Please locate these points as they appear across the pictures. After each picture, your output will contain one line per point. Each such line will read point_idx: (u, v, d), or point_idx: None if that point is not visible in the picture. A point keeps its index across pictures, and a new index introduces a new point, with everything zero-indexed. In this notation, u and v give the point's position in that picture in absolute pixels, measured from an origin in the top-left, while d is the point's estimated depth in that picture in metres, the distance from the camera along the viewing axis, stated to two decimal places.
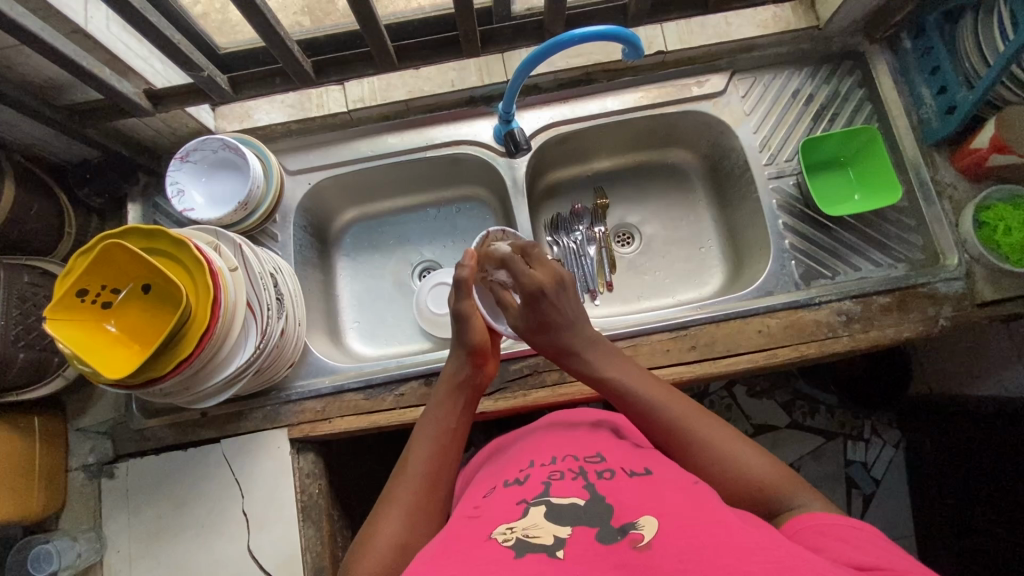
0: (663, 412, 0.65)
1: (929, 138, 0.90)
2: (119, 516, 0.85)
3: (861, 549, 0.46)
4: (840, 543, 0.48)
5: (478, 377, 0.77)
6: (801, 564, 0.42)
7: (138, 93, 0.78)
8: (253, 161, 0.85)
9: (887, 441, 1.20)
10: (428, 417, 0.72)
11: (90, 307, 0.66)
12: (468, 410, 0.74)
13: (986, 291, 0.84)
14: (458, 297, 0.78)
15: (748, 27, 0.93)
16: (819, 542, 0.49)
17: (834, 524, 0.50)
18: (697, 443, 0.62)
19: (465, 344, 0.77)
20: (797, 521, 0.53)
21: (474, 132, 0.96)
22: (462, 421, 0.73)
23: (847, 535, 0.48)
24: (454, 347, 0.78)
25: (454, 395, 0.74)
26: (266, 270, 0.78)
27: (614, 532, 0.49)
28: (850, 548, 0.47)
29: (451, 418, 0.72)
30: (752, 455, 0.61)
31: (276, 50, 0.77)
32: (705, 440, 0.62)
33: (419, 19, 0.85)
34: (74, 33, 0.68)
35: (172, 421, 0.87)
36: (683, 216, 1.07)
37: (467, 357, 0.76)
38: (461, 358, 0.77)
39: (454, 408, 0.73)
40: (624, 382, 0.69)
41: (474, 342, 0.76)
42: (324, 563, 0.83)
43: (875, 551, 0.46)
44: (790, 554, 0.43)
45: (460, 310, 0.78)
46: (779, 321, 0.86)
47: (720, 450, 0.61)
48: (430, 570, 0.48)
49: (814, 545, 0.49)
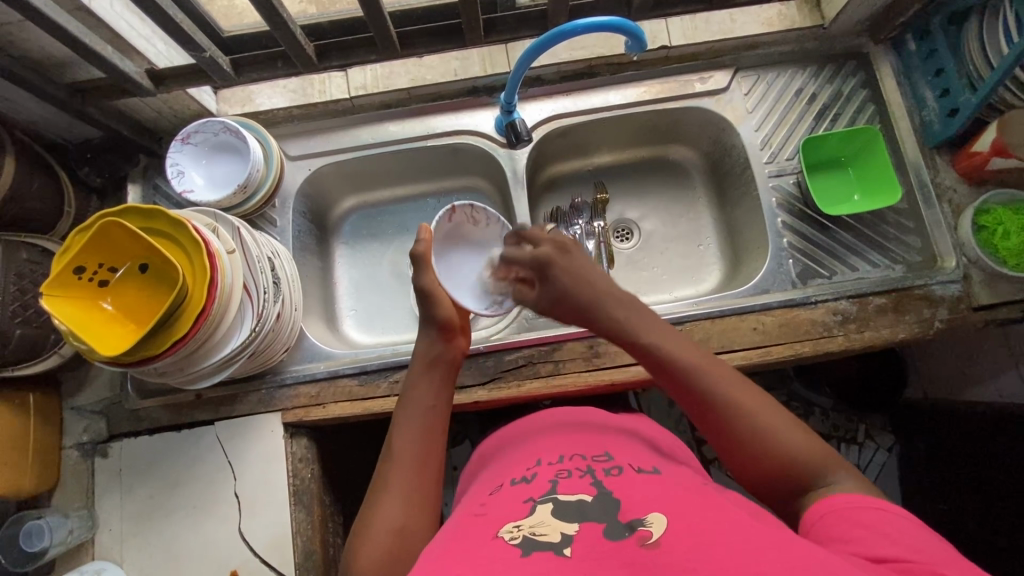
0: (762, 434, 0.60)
1: (930, 140, 0.90)
2: (113, 494, 0.85)
3: (888, 537, 0.47)
4: (866, 530, 0.48)
5: (451, 351, 0.76)
6: (812, 561, 0.42)
7: (140, 73, 0.78)
8: (253, 145, 0.85)
9: (879, 445, 1.20)
10: (407, 399, 0.72)
11: (87, 285, 0.67)
12: (448, 388, 0.74)
13: (982, 295, 0.85)
14: (418, 273, 0.78)
15: (751, 25, 0.94)
16: (842, 532, 0.50)
17: (872, 509, 0.50)
18: (728, 408, 0.62)
19: (433, 320, 0.76)
20: (823, 506, 0.53)
21: (475, 122, 0.96)
22: (442, 396, 0.73)
23: (870, 521, 0.49)
24: (422, 325, 0.77)
25: (431, 377, 0.73)
26: (263, 254, 0.78)
27: (621, 528, 0.49)
28: (872, 538, 0.48)
29: (431, 397, 0.71)
30: (767, 412, 0.61)
31: (279, 34, 0.76)
32: (727, 399, 0.62)
33: (423, 7, 0.85)
34: (78, 10, 0.69)
35: (166, 402, 0.87)
36: (682, 213, 1.07)
37: (438, 334, 0.76)
38: (431, 336, 0.76)
39: (431, 386, 0.72)
40: (725, 397, 0.62)
41: (441, 317, 0.76)
42: (313, 548, 0.83)
43: (909, 544, 0.46)
44: (802, 551, 0.44)
45: (421, 287, 0.77)
46: (774, 319, 0.86)
47: (737, 410, 0.61)
48: (435, 570, 0.48)
49: (837, 535, 0.50)
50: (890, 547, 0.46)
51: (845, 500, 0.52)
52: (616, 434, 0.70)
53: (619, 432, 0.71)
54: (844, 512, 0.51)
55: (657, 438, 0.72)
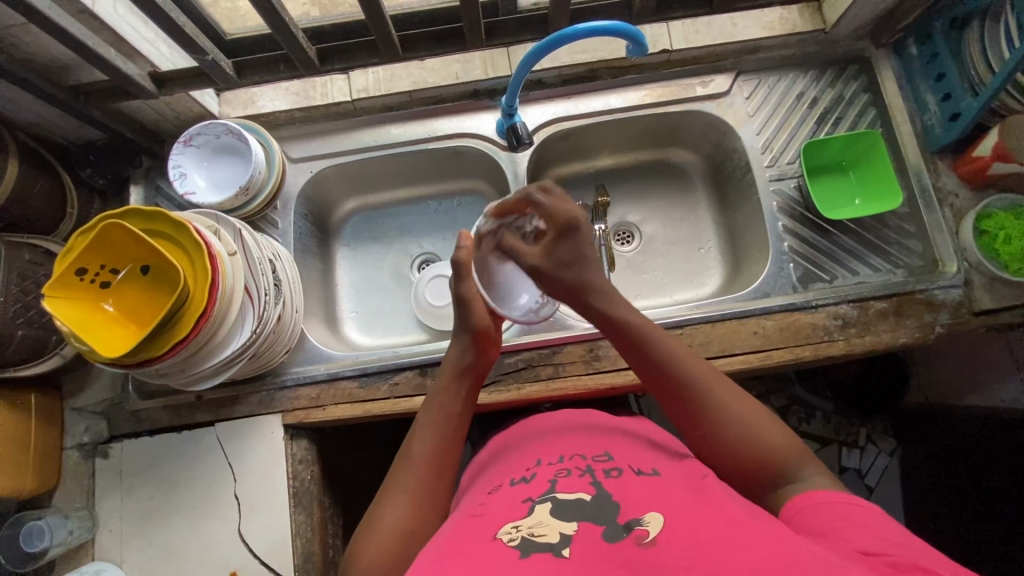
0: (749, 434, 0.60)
1: (932, 145, 0.90)
2: (113, 495, 0.85)
3: (867, 529, 0.47)
4: (846, 522, 0.49)
5: (482, 362, 0.75)
6: (810, 558, 0.42)
7: (143, 75, 0.79)
8: (255, 147, 0.85)
9: (881, 450, 1.17)
10: (432, 403, 0.72)
11: (90, 287, 0.67)
12: (472, 398, 0.74)
13: (984, 299, 0.84)
14: (458, 281, 0.77)
15: (753, 29, 0.94)
16: (821, 526, 0.50)
17: (853, 505, 0.51)
18: (714, 403, 0.62)
19: (468, 329, 0.75)
20: (802, 500, 0.54)
21: (477, 125, 0.96)
22: (466, 405, 0.73)
23: (849, 514, 0.49)
24: (456, 333, 0.77)
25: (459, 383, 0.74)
26: (264, 256, 0.78)
27: (619, 528, 0.49)
28: (852, 529, 0.48)
29: (454, 404, 0.72)
30: (752, 412, 0.62)
31: (282, 37, 0.77)
32: (707, 385, 0.63)
33: (425, 10, 0.85)
34: (81, 14, 0.69)
35: (167, 403, 0.88)
36: (683, 216, 1.07)
37: (471, 342, 0.75)
38: (464, 343, 0.75)
39: (456, 393, 0.73)
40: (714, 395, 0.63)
41: (475, 326, 0.75)
42: (313, 549, 0.83)
43: (886, 535, 0.47)
44: (799, 550, 0.44)
45: (461, 294, 0.76)
46: (775, 323, 0.86)
47: (716, 397, 0.62)
48: (434, 570, 0.48)
49: (819, 529, 0.50)
50: (868, 539, 0.46)
51: (821, 496, 0.53)
52: (616, 434, 0.70)
53: (614, 432, 0.71)
54: (823, 506, 0.52)
55: (652, 436, 0.71)
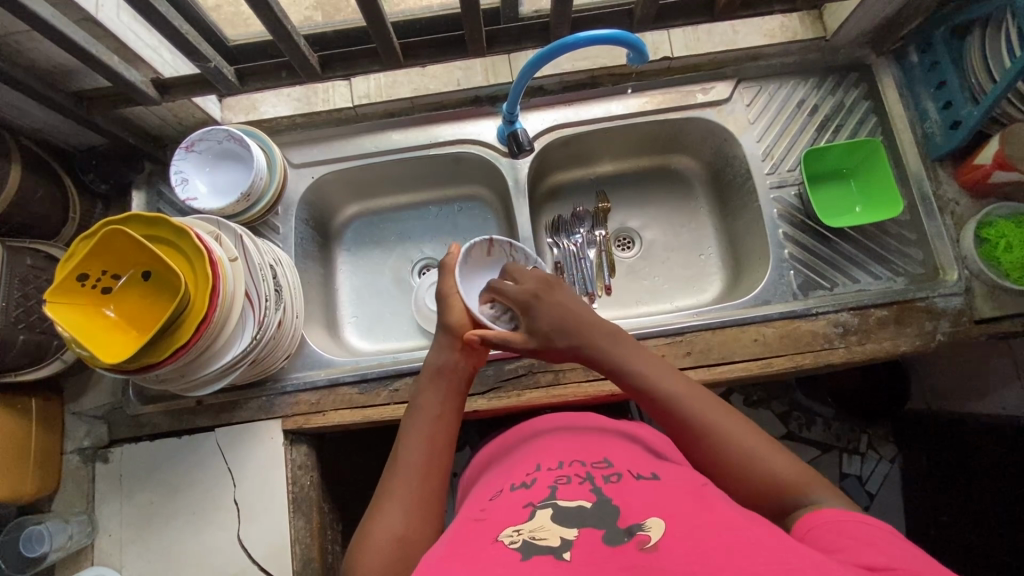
0: (750, 459, 0.60)
1: (933, 153, 0.90)
2: (113, 500, 0.85)
3: (874, 547, 0.47)
4: (855, 541, 0.48)
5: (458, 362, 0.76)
6: (807, 563, 0.42)
7: (146, 82, 0.79)
8: (257, 153, 0.86)
9: (882, 456, 1.18)
10: (414, 408, 0.72)
11: (91, 292, 0.67)
12: (455, 397, 0.74)
13: (985, 308, 0.84)
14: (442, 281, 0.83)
15: (754, 36, 0.94)
16: (830, 542, 0.49)
17: (865, 525, 0.49)
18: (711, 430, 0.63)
19: (446, 326, 0.79)
20: (810, 519, 0.53)
21: (478, 132, 0.96)
22: (449, 406, 0.73)
23: (859, 532, 0.49)
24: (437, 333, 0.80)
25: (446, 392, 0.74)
26: (265, 261, 0.79)
27: (620, 533, 0.49)
28: (859, 546, 0.47)
29: (438, 406, 0.72)
30: (752, 437, 0.62)
31: (284, 44, 0.77)
32: (720, 421, 0.63)
33: (429, 17, 0.85)
34: (84, 21, 0.69)
35: (168, 408, 0.88)
36: (684, 222, 1.07)
37: (448, 342, 0.77)
38: (442, 343, 0.78)
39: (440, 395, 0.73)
40: (712, 422, 0.63)
41: (452, 325, 0.78)
42: (312, 555, 0.83)
43: (894, 553, 0.46)
44: (799, 555, 0.44)
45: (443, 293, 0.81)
46: (775, 330, 0.86)
47: (715, 432, 0.62)
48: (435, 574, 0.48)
49: (826, 545, 0.49)
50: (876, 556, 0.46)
51: (831, 514, 0.52)
52: (618, 439, 0.70)
53: (615, 435, 0.71)
54: (830, 525, 0.51)
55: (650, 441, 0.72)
